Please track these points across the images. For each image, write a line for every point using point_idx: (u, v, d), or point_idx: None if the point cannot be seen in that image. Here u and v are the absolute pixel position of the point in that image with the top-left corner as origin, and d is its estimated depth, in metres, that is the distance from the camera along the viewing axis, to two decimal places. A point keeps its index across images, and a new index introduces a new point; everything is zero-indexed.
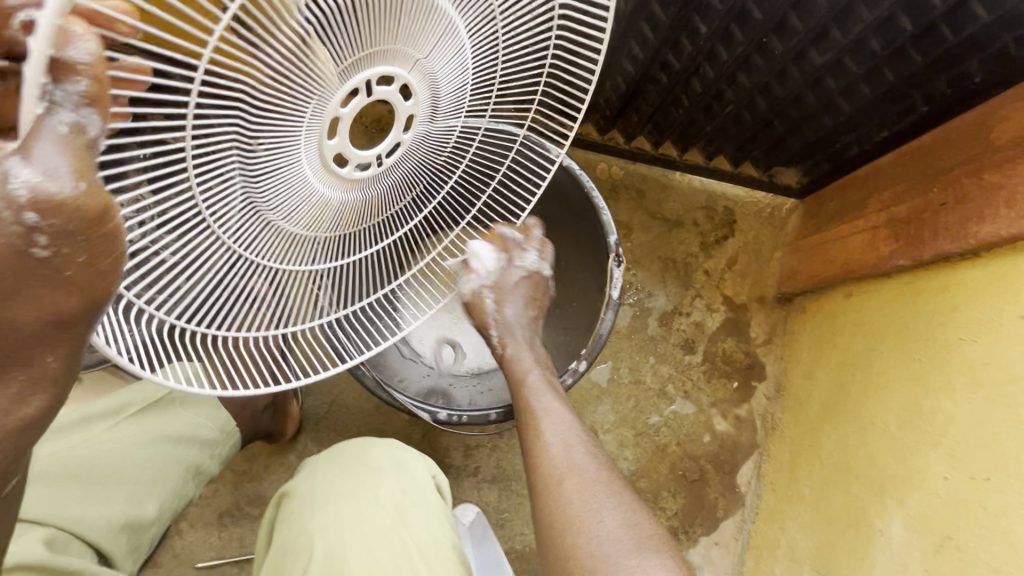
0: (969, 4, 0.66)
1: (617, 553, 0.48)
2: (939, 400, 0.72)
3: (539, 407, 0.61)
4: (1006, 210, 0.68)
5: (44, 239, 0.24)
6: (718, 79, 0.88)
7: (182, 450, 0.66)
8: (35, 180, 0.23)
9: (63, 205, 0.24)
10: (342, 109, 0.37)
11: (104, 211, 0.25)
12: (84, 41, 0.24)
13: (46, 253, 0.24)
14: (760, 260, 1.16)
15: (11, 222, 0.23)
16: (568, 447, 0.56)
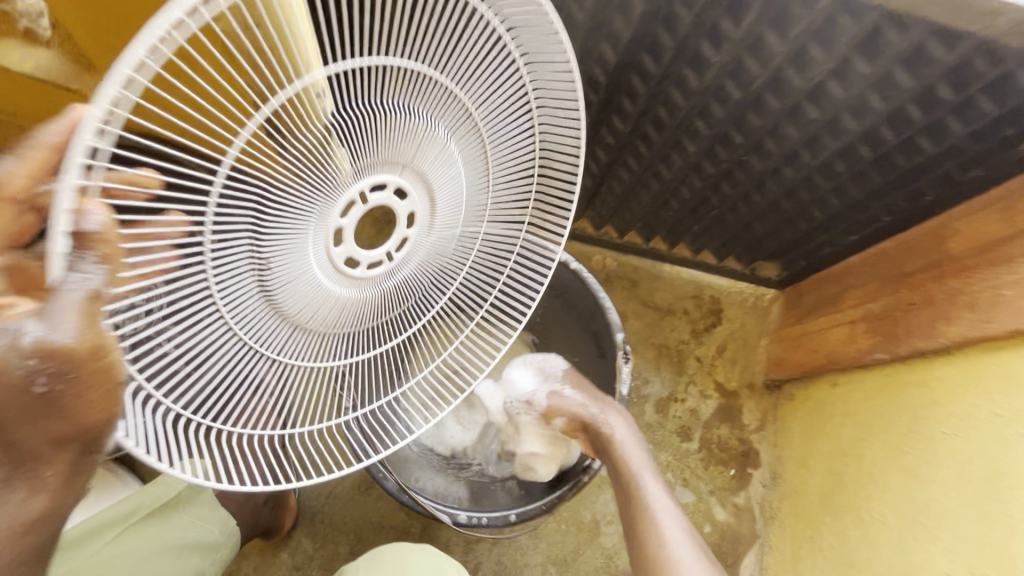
0: (915, 139, 0.77)
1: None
2: (931, 494, 0.75)
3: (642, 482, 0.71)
4: (967, 314, 0.76)
5: (43, 379, 0.29)
6: (705, 187, 0.98)
7: (186, 558, 0.66)
8: (42, 334, 0.29)
9: (59, 351, 0.29)
10: (343, 218, 0.43)
11: (93, 351, 0.30)
12: (97, 216, 0.29)
13: (43, 390, 0.30)
14: (747, 347, 1.22)
15: (16, 367, 0.29)
16: (668, 519, 0.67)
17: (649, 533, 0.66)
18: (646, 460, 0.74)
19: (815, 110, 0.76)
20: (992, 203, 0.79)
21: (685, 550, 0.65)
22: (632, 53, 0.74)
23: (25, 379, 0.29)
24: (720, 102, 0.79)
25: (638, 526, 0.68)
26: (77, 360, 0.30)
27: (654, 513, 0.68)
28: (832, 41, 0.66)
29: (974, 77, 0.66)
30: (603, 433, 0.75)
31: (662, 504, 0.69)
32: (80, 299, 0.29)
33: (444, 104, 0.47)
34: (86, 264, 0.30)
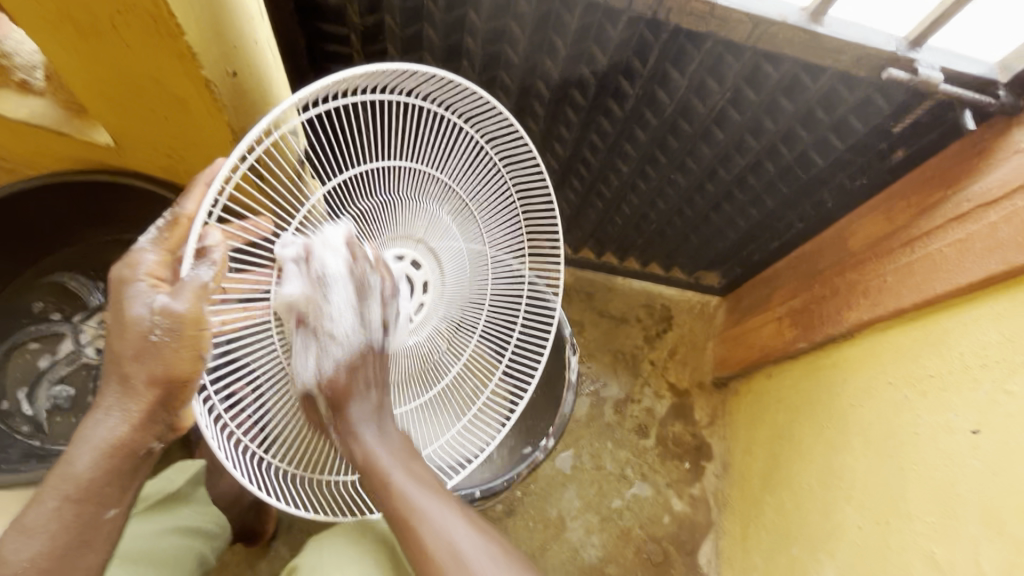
0: (808, 154, 0.89)
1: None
2: (846, 460, 0.86)
3: (417, 504, 0.58)
4: (864, 300, 0.88)
5: (160, 331, 0.50)
6: (642, 204, 1.09)
7: (191, 540, 0.74)
8: (165, 301, 0.49)
9: (173, 313, 0.49)
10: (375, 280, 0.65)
11: (196, 320, 0.50)
12: (212, 233, 0.50)
13: (158, 337, 0.50)
14: (696, 350, 1.32)
15: (144, 323, 0.50)
16: (474, 551, 0.57)
17: (398, 505, 0.58)
18: (393, 443, 0.62)
19: (721, 133, 0.89)
20: (880, 205, 0.91)
21: (454, 519, 0.58)
22: (563, 89, 0.86)
23: (149, 330, 0.50)
24: (642, 128, 0.92)
25: (392, 512, 0.59)
26: (184, 325, 0.50)
27: (405, 494, 0.58)
28: (723, 75, 0.80)
29: (841, 101, 0.79)
30: (350, 416, 0.60)
31: (421, 492, 0.59)
32: (193, 286, 0.49)
33: (442, 194, 0.69)
34: (200, 267, 0.50)
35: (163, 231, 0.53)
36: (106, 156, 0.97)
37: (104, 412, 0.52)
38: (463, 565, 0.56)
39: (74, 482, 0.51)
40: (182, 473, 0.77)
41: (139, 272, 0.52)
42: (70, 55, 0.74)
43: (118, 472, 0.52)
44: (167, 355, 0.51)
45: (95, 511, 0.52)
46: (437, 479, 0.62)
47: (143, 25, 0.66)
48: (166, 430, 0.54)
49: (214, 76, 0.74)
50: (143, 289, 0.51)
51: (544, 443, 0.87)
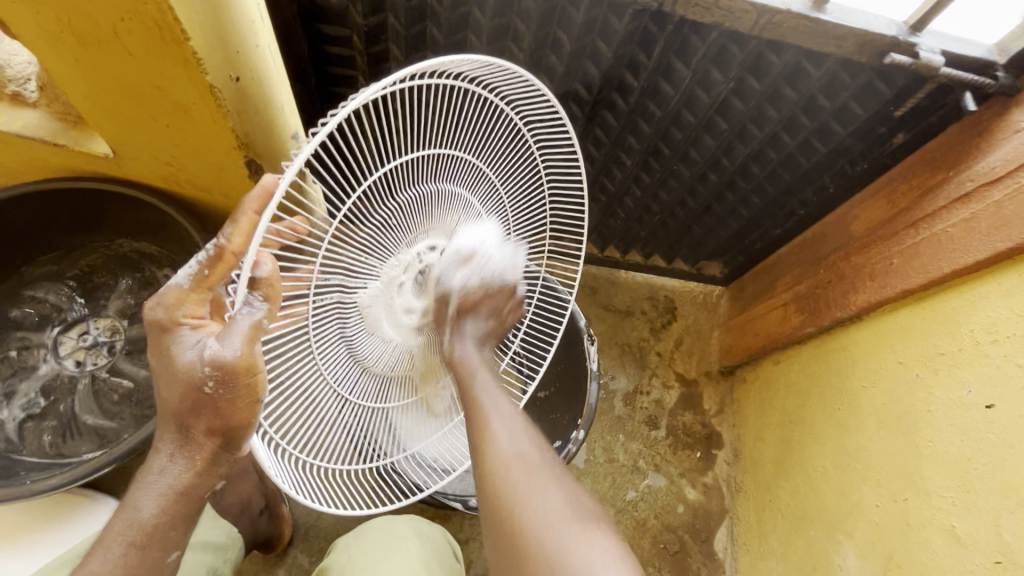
0: (810, 141, 0.90)
1: (558, 526, 0.52)
2: (859, 440, 0.87)
3: (483, 401, 0.59)
4: (870, 283, 0.90)
5: (212, 381, 0.47)
6: (645, 196, 1.10)
7: (200, 554, 0.75)
8: (214, 348, 0.47)
9: (225, 360, 0.46)
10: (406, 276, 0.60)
11: (249, 367, 0.47)
12: (265, 264, 0.44)
13: (211, 388, 0.48)
14: (701, 339, 1.33)
15: (196, 372, 0.48)
16: (518, 439, 0.57)
17: (480, 429, 0.57)
18: (491, 372, 0.63)
19: (725, 122, 0.90)
20: (881, 188, 0.93)
21: (532, 448, 0.57)
22: (567, 84, 0.86)
23: (202, 380, 0.48)
24: (645, 120, 0.92)
25: (474, 440, 0.57)
26: (237, 373, 0.47)
27: (489, 421, 0.57)
28: (726, 65, 0.80)
29: (843, 87, 0.80)
30: (464, 327, 0.62)
31: (505, 425, 0.57)
32: (244, 327, 0.45)
33: (473, 175, 0.65)
34: (253, 302, 0.45)
35: (203, 268, 0.48)
36: (104, 167, 0.95)
37: (168, 459, 0.52)
38: (546, 503, 0.53)
39: (139, 528, 0.51)
40: None
41: (179, 315, 0.50)
42: (70, 67, 0.73)
43: (182, 514, 0.53)
44: (223, 406, 0.49)
45: (160, 555, 0.52)
46: (522, 412, 0.60)
47: (146, 32, 0.65)
48: (226, 471, 0.54)
49: (218, 81, 0.73)
50: (188, 335, 0.50)
51: (575, 436, 0.89)
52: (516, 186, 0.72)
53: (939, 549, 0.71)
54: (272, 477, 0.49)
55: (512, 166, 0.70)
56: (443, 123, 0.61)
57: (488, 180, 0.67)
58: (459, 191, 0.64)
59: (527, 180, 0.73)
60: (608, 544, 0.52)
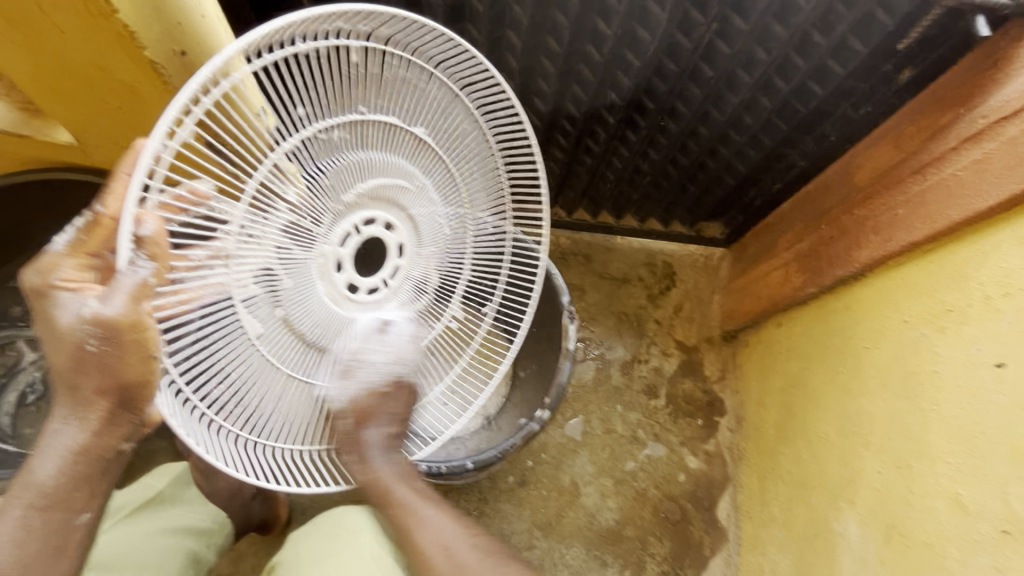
0: (807, 84, 0.83)
1: (443, 558, 0.62)
2: (862, 404, 0.82)
3: (417, 513, 0.65)
4: (874, 237, 0.83)
5: (95, 339, 0.48)
6: (633, 156, 1.03)
7: (181, 538, 0.76)
8: (95, 306, 0.47)
9: (106, 318, 0.46)
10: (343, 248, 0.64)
11: (133, 323, 0.47)
12: (149, 223, 0.45)
13: (94, 345, 0.48)
14: (702, 304, 1.27)
15: (77, 333, 0.48)
16: (455, 557, 0.62)
17: (421, 551, 0.62)
18: (408, 482, 0.68)
19: (711, 69, 0.83)
20: (888, 133, 0.85)
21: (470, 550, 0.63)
22: (536, 37, 0.80)
23: (84, 339, 0.47)
24: (625, 72, 0.86)
25: (359, 481, 0.68)
26: (121, 330, 0.47)
27: (428, 540, 0.63)
28: (707, 4, 0.74)
29: (838, 20, 0.73)
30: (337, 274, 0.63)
31: (386, 467, 0.68)
32: (128, 285, 0.46)
33: (417, 147, 0.67)
34: (138, 261, 0.46)
35: (82, 234, 0.50)
36: (71, 155, 0.93)
37: (62, 423, 0.50)
38: (432, 531, 0.64)
39: (37, 490, 0.50)
40: (165, 477, 0.79)
41: (55, 278, 0.49)
42: (10, 53, 0.70)
43: (86, 476, 0.51)
44: (111, 364, 0.48)
45: (65, 517, 0.51)
46: (404, 459, 0.70)
47: (71, 4, 0.61)
48: (133, 430, 0.53)
49: (159, 56, 0.69)
50: (68, 296, 0.49)
51: (540, 415, 0.84)
52: (470, 154, 0.72)
53: (944, 517, 0.67)
54: (177, 431, 0.51)
55: (461, 135, 0.70)
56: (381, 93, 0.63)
57: (435, 153, 0.69)
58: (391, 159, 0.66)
59: (482, 152, 0.72)
60: (484, 553, 0.63)
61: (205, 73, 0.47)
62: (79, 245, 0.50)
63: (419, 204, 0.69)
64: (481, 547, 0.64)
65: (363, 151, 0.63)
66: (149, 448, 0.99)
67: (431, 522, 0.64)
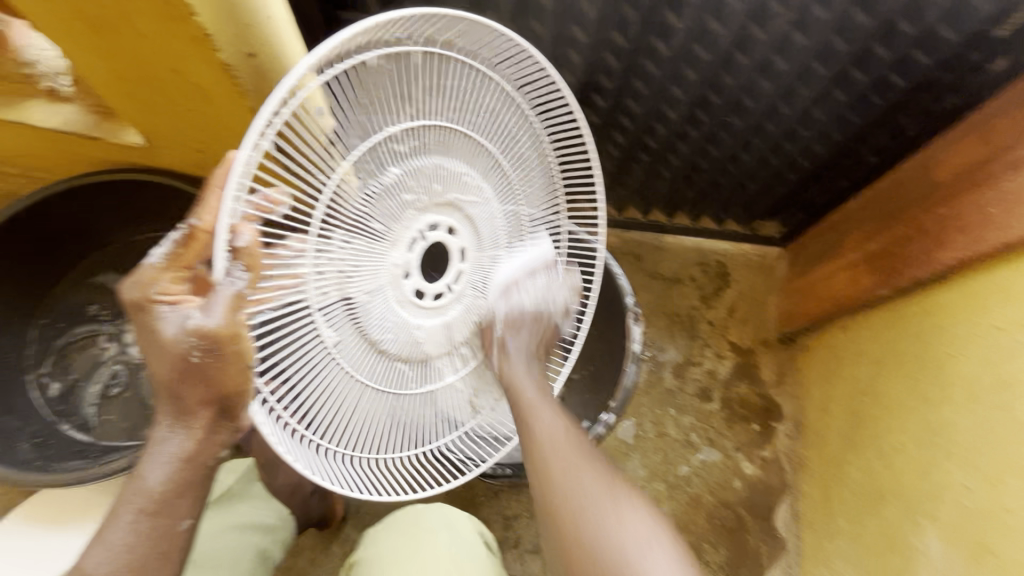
0: (887, 76, 0.79)
1: (584, 498, 0.57)
2: (945, 415, 0.78)
3: (538, 419, 0.64)
4: (961, 237, 0.78)
5: (199, 351, 0.48)
6: (692, 152, 1.00)
7: (249, 536, 0.78)
8: (198, 319, 0.48)
9: (210, 330, 0.47)
10: (410, 255, 0.63)
11: (233, 333, 0.49)
12: (244, 233, 0.46)
13: (198, 355, 0.48)
14: (758, 306, 1.23)
15: (180, 344, 0.48)
16: (563, 432, 0.63)
17: (548, 461, 0.60)
18: (536, 386, 0.68)
19: (784, 62, 0.79)
20: (974, 126, 0.80)
21: (578, 444, 0.63)
22: (601, 32, 0.78)
23: (189, 351, 0.48)
24: (691, 66, 0.83)
25: (522, 437, 0.64)
26: (221, 341, 0.48)
27: (541, 430, 0.63)
28: None
29: (929, 7, 0.69)
30: (506, 343, 0.69)
31: (525, 374, 0.68)
32: (227, 294, 0.47)
33: (477, 152, 0.66)
34: (234, 271, 0.47)
35: (179, 246, 0.51)
36: (140, 156, 0.95)
37: (168, 430, 0.52)
38: (578, 462, 0.60)
39: (148, 495, 0.51)
40: (233, 474, 0.84)
41: (154, 292, 0.49)
42: (91, 59, 0.73)
43: (188, 481, 0.52)
44: (213, 373, 0.49)
45: (169, 523, 0.52)
46: (559, 409, 0.66)
47: (154, 10, 0.63)
48: (230, 436, 0.54)
49: (231, 58, 0.70)
50: (166, 310, 0.49)
51: (607, 419, 0.83)
52: (526, 155, 0.71)
53: None
54: (273, 446, 0.54)
55: (516, 135, 0.69)
56: (444, 99, 0.61)
57: (493, 154, 0.68)
58: (451, 163, 0.64)
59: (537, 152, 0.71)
60: (647, 526, 0.56)
61: (282, 89, 0.45)
62: (175, 257, 0.51)
63: (482, 207, 0.67)
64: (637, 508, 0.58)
65: (425, 156, 0.62)
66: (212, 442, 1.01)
67: (546, 413, 0.64)
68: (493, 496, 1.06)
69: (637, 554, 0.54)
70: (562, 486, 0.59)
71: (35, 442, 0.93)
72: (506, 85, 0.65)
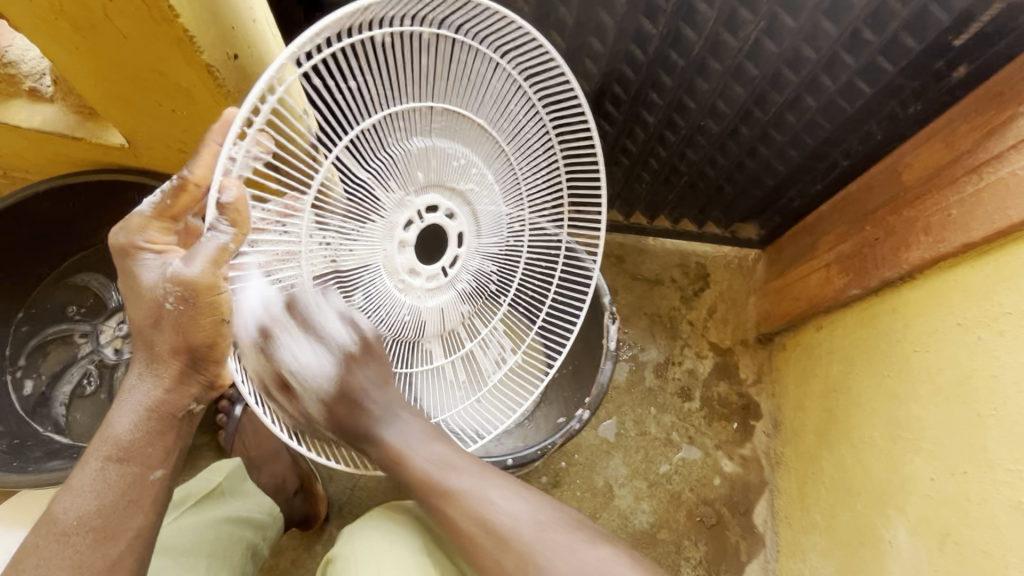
0: (854, 83, 0.81)
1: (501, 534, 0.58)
2: (912, 409, 0.81)
3: (449, 483, 0.61)
4: (926, 237, 0.81)
5: (174, 299, 0.49)
6: (671, 156, 1.02)
7: (242, 530, 0.78)
8: (178, 268, 0.48)
9: (190, 280, 0.48)
10: (405, 233, 0.65)
11: (213, 286, 0.49)
12: (231, 188, 0.47)
13: (174, 305, 0.49)
14: (737, 307, 1.25)
15: (161, 293, 0.49)
16: (495, 513, 0.59)
17: (459, 516, 0.59)
18: (443, 453, 0.63)
19: (756, 68, 0.82)
20: (938, 131, 0.83)
21: (507, 510, 0.59)
22: (579, 38, 0.81)
23: (164, 299, 0.49)
24: (667, 72, 0.85)
25: (444, 518, 0.60)
26: (198, 291, 0.49)
27: (461, 506, 0.60)
28: (756, 2, 0.73)
29: (891, 17, 0.71)
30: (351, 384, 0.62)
31: (404, 434, 0.63)
32: (211, 248, 0.48)
33: (482, 139, 0.67)
34: (219, 226, 0.48)
35: (168, 198, 0.52)
36: (123, 157, 0.95)
37: (138, 378, 0.52)
38: (479, 502, 0.59)
39: (115, 442, 0.51)
40: (220, 471, 0.82)
41: (140, 239, 0.51)
42: (72, 59, 0.73)
43: (158, 432, 0.52)
44: (186, 323, 0.50)
45: (140, 471, 0.51)
46: (475, 475, 0.62)
47: (135, 11, 0.63)
48: (203, 392, 0.54)
49: (215, 60, 0.71)
50: (148, 256, 0.51)
51: (581, 415, 0.84)
52: (534, 150, 0.70)
53: (1004, 525, 0.65)
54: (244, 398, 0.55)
55: (523, 128, 0.68)
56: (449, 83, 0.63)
57: (497, 141, 0.67)
58: (454, 147, 0.65)
59: (544, 150, 0.70)
60: (606, 562, 0.57)
61: (273, 66, 0.48)
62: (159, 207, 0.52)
63: (479, 191, 0.68)
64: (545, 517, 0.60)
65: (427, 137, 0.63)
66: (193, 443, 1.01)
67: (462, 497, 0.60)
68: None
69: None
70: (498, 536, 0.58)
71: (12, 444, 0.92)
72: (510, 70, 0.63)
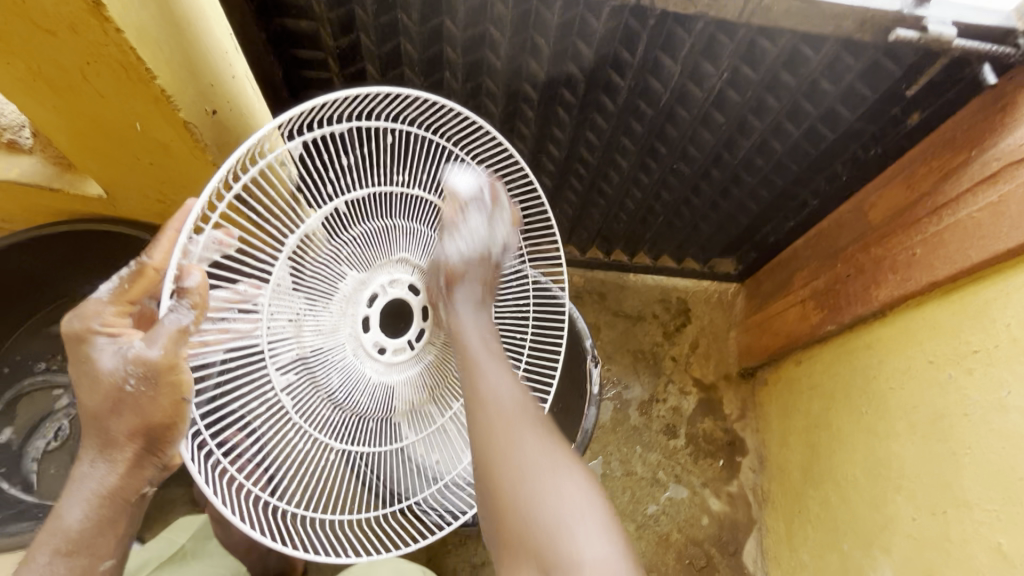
0: (816, 128, 0.84)
1: (535, 472, 0.54)
2: (891, 447, 0.81)
3: (479, 366, 0.61)
4: (893, 276, 0.84)
5: (135, 380, 0.49)
6: (646, 197, 1.04)
7: None
8: (140, 351, 0.49)
9: (150, 363, 0.49)
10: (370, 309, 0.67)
11: (173, 364, 0.49)
12: (195, 274, 0.48)
13: (134, 387, 0.50)
14: (718, 341, 1.26)
15: (120, 378, 0.50)
16: (501, 377, 0.61)
17: (474, 389, 0.59)
18: (482, 338, 0.65)
19: (722, 116, 0.85)
20: (898, 174, 0.87)
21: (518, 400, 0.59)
22: (551, 88, 0.83)
23: (124, 380, 0.50)
24: (638, 119, 0.88)
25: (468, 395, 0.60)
26: (160, 371, 0.49)
27: (481, 377, 0.60)
28: (718, 56, 0.76)
29: (846, 69, 0.74)
30: (457, 295, 0.66)
31: (496, 375, 0.61)
32: (170, 330, 0.48)
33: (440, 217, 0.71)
34: (180, 309, 0.48)
35: (124, 282, 0.53)
36: (100, 207, 0.96)
37: (89, 464, 0.52)
38: (539, 452, 0.56)
39: (65, 535, 0.51)
40: (185, 531, 0.81)
41: (96, 324, 0.52)
42: (50, 117, 0.73)
43: (107, 518, 0.53)
44: (145, 404, 0.50)
45: (90, 563, 0.53)
46: (516, 376, 0.62)
47: (112, 73, 0.64)
48: (156, 473, 0.54)
49: (192, 116, 0.72)
50: (104, 342, 0.51)
51: None
52: None
53: (985, 568, 0.65)
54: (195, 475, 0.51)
55: None
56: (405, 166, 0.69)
57: None
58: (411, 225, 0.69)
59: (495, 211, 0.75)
60: (585, 495, 0.54)
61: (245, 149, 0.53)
62: (121, 293, 0.53)
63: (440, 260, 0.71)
64: (594, 510, 0.54)
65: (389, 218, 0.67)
66: (167, 496, 0.98)
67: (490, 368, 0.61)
68: (461, 544, 1.08)
69: (551, 477, 0.54)
70: (488, 408, 0.58)
71: None
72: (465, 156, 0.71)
